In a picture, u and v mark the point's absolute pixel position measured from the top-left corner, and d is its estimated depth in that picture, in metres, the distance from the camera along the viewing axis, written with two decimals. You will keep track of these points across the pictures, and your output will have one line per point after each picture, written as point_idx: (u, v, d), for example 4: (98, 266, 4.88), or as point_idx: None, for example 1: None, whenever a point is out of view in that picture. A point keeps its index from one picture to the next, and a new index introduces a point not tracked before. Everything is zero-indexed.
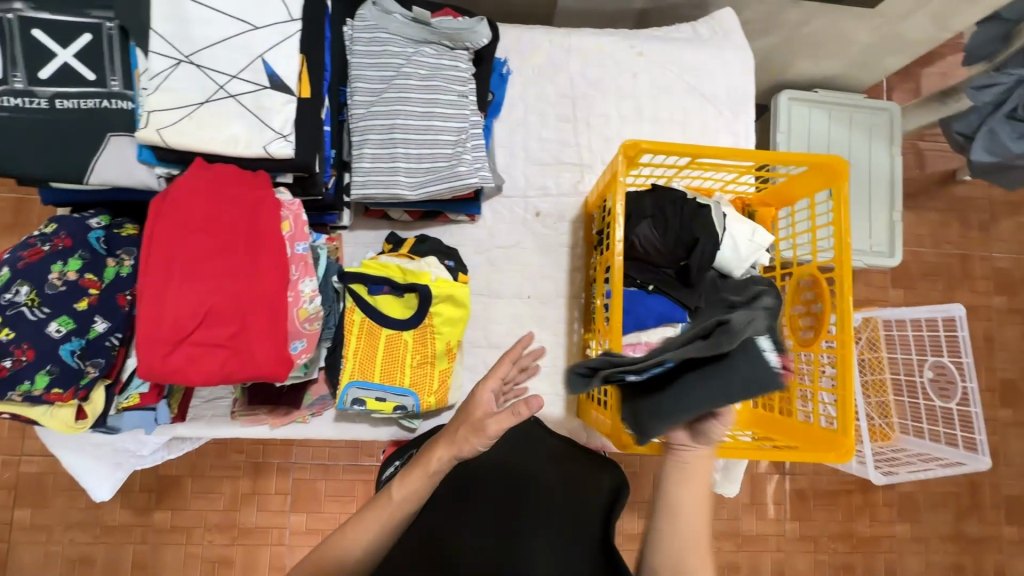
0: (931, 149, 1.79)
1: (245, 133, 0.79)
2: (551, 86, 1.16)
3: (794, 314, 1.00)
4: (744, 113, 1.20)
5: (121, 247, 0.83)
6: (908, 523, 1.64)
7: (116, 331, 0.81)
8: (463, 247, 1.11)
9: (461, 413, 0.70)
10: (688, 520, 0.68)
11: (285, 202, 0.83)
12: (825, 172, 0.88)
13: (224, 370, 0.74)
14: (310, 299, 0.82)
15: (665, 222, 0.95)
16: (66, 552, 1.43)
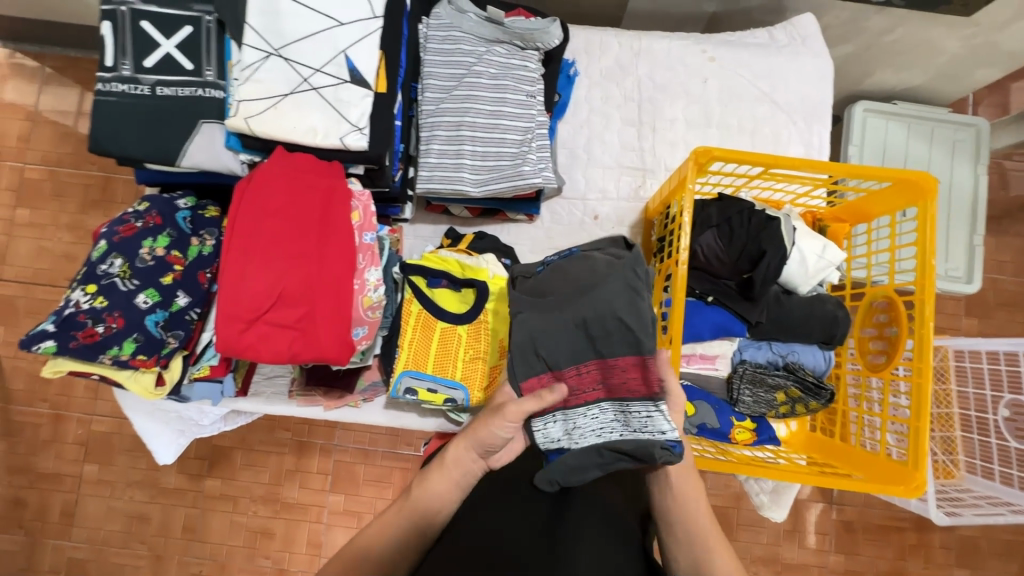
0: (1020, 170, 1.66)
1: (323, 124, 0.82)
2: (617, 89, 1.15)
3: (864, 336, 0.96)
4: (819, 124, 1.15)
5: (204, 227, 0.88)
6: (967, 569, 1.53)
7: (195, 306, 0.85)
8: (519, 246, 1.12)
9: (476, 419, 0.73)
10: (693, 527, 0.68)
11: (355, 192, 0.86)
12: (910, 188, 0.83)
13: (291, 351, 0.77)
14: (375, 288, 0.85)
15: (731, 233, 0.93)
16: (127, 508, 1.53)
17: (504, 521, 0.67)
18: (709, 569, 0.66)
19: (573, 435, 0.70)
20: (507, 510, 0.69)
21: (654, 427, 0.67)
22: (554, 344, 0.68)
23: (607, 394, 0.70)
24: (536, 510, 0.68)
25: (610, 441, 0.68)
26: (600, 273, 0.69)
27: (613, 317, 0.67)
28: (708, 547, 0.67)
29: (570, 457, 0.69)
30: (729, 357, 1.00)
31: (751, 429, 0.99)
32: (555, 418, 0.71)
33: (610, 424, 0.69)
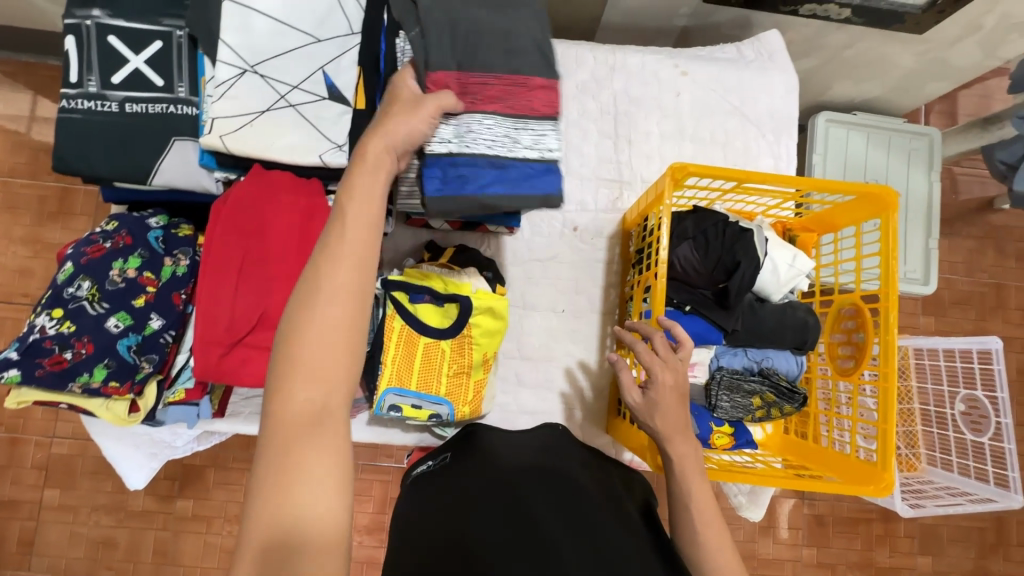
0: (969, 176, 1.76)
1: (303, 141, 0.81)
2: (593, 102, 1.17)
3: (833, 341, 1.00)
4: (786, 136, 1.20)
5: (178, 247, 0.85)
6: (929, 556, 1.60)
7: (170, 328, 0.83)
8: (499, 258, 1.12)
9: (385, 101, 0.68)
10: (709, 534, 0.68)
11: (336, 210, 0.85)
12: (874, 201, 0.88)
13: None
14: None
15: (706, 245, 0.96)
16: (91, 533, 1.47)
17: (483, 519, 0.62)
18: (699, 549, 0.68)
19: (463, 140, 0.73)
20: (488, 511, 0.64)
21: (542, 147, 0.76)
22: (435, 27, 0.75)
23: (507, 112, 0.75)
24: (499, 501, 0.65)
25: (498, 155, 0.74)
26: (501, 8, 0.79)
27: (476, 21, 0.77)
28: (700, 528, 0.69)
29: (460, 167, 0.74)
30: (706, 364, 1.03)
31: (729, 433, 1.02)
32: (449, 122, 0.73)
33: (502, 139, 0.74)
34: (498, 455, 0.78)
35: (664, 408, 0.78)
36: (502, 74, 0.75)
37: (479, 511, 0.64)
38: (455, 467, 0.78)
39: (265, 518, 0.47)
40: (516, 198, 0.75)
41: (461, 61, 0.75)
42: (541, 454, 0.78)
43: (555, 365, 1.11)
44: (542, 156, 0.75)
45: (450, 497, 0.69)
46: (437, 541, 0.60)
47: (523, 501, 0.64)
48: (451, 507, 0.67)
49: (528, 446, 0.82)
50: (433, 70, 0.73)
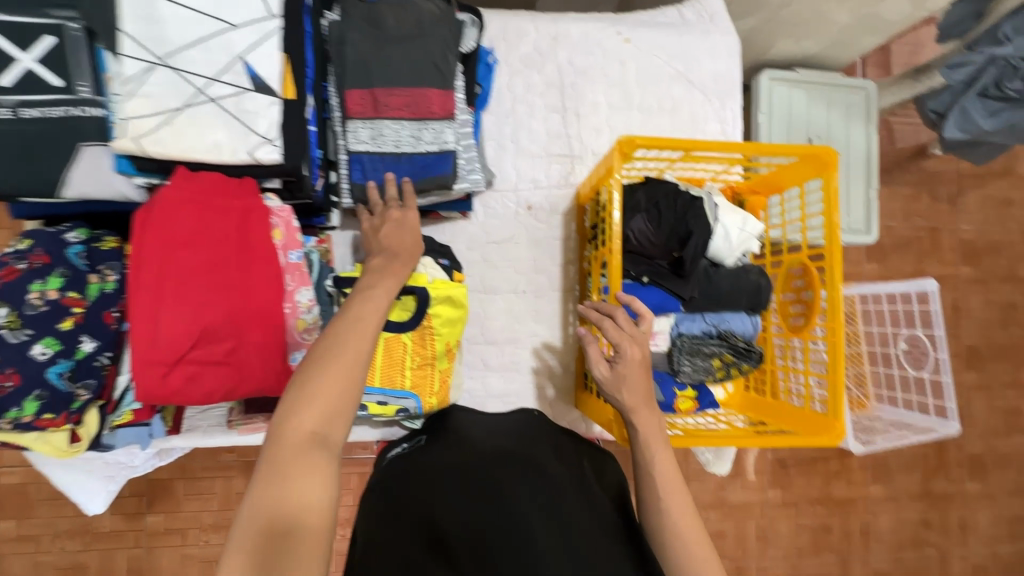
0: (903, 126, 1.83)
1: (229, 138, 0.75)
2: (538, 76, 1.14)
3: (785, 301, 1.03)
4: (731, 99, 1.20)
5: (103, 261, 0.80)
6: (880, 484, 1.73)
7: (105, 350, 0.78)
8: (455, 244, 1.10)
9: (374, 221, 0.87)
10: (676, 508, 0.69)
11: (274, 207, 0.80)
12: (815, 161, 0.89)
13: (225, 387, 0.72)
14: (309, 309, 0.80)
15: (659, 216, 0.96)
16: (58, 560, 1.41)
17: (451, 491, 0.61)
18: (664, 515, 0.69)
19: (377, 140, 0.93)
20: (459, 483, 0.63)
21: (440, 141, 0.93)
22: (357, 43, 0.90)
23: (411, 116, 0.92)
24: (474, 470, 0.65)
25: (404, 151, 0.93)
26: (426, 22, 0.92)
27: (393, 35, 0.91)
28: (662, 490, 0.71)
29: (375, 162, 0.93)
30: (667, 332, 1.03)
31: (693, 397, 1.05)
32: (365, 125, 0.92)
33: (407, 139, 0.93)
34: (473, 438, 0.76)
35: (631, 384, 0.79)
36: (404, 84, 0.91)
37: (464, 513, 0.59)
38: (432, 448, 0.76)
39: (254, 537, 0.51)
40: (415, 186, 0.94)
41: (371, 78, 0.90)
42: (511, 435, 0.76)
43: (520, 345, 1.11)
44: (440, 147, 0.93)
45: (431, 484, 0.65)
46: (409, 512, 0.60)
47: (501, 484, 0.61)
48: (421, 480, 0.66)
49: (506, 428, 0.81)
50: (350, 89, 0.91)
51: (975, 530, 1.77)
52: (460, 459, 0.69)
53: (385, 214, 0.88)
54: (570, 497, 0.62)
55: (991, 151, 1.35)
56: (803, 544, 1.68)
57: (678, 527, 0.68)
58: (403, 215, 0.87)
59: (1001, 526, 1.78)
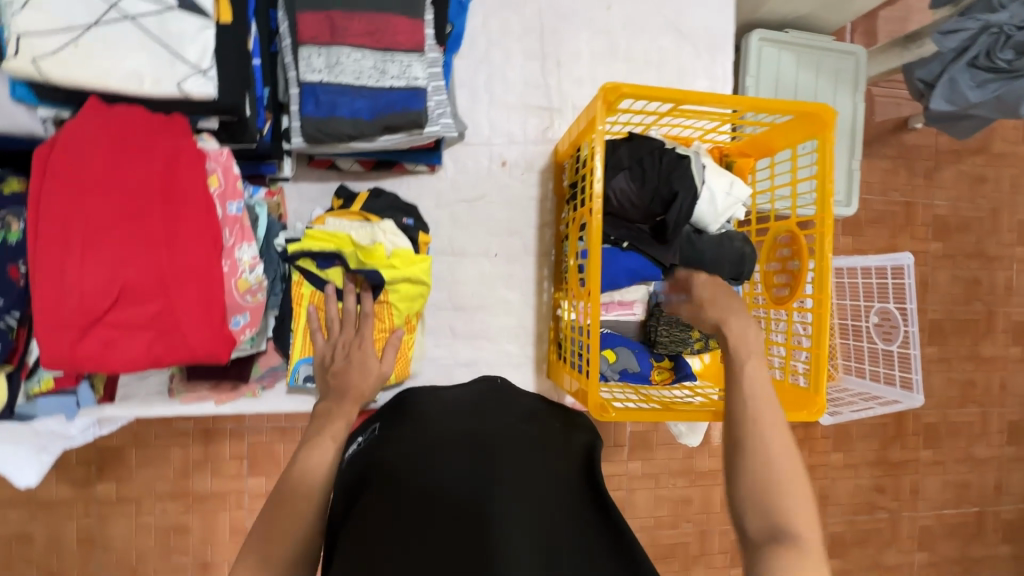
0: (887, 97, 1.79)
1: (152, 66, 0.65)
2: (516, 17, 1.03)
3: (769, 270, 0.98)
4: (723, 54, 1.11)
5: (4, 206, 0.68)
6: (841, 452, 1.77)
7: (12, 310, 0.67)
8: (421, 201, 1.01)
9: (341, 365, 0.81)
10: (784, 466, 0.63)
11: (211, 151, 0.70)
12: (812, 120, 0.83)
13: (152, 353, 0.63)
14: (252, 268, 0.71)
15: (643, 175, 0.89)
16: (2, 529, 1.33)
17: (429, 454, 0.61)
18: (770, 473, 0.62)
19: (333, 70, 0.80)
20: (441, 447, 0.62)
21: (408, 76, 0.82)
22: None
23: (374, 45, 0.81)
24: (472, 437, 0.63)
25: (366, 85, 0.81)
26: None
27: None
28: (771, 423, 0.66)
29: (331, 94, 0.81)
30: (644, 301, 1.01)
31: (669, 368, 1.03)
32: (319, 53, 0.80)
33: (369, 71, 0.81)
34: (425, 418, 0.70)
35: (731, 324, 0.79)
36: (367, 10, 0.80)
37: (430, 518, 0.54)
38: (386, 433, 0.69)
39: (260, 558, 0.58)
40: (379, 123, 0.82)
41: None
42: (476, 409, 0.74)
43: (490, 311, 1.04)
44: (408, 82, 0.82)
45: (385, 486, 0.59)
46: (393, 479, 0.59)
47: (491, 455, 0.61)
48: (408, 442, 0.65)
49: (463, 405, 0.75)
50: (303, 11, 0.79)
51: (926, 495, 1.83)
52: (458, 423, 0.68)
53: (350, 351, 0.83)
54: (543, 482, 0.60)
55: (974, 126, 1.29)
56: None
57: (781, 465, 0.63)
58: (362, 347, 0.83)
59: (949, 491, 1.85)
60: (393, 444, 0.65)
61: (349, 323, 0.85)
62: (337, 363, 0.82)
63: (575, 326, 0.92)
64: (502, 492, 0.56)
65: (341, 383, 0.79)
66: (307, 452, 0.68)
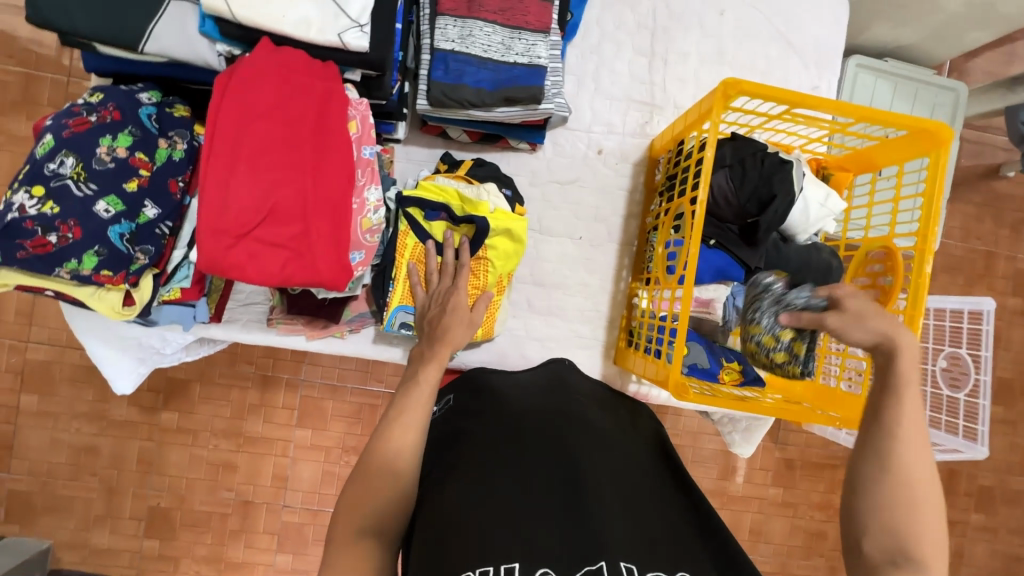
0: (977, 141, 1.73)
1: (319, 16, 0.72)
2: (630, 13, 1.07)
3: (855, 286, 0.97)
4: (830, 71, 1.12)
5: (173, 128, 0.77)
6: None
7: (167, 219, 0.76)
8: (517, 177, 1.06)
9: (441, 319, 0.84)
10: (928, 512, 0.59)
11: (353, 99, 0.76)
12: (925, 138, 0.83)
13: (284, 272, 0.69)
14: (375, 209, 0.78)
15: (743, 174, 0.91)
16: (72, 441, 1.41)
17: (523, 451, 0.71)
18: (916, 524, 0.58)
19: (465, 41, 0.86)
20: (529, 444, 0.71)
21: (531, 55, 0.88)
22: None
23: (504, 22, 0.87)
24: (558, 439, 0.72)
25: (491, 58, 0.87)
26: None
27: None
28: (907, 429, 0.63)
29: (460, 62, 0.86)
30: (723, 302, 0.98)
31: (739, 370, 1.00)
32: (455, 24, 0.86)
33: (497, 46, 0.87)
34: (509, 404, 0.80)
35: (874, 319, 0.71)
36: None
37: (529, 493, 0.65)
38: (472, 409, 0.80)
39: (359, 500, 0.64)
40: (500, 94, 0.86)
41: None
42: (550, 396, 0.83)
43: (567, 292, 1.08)
44: (531, 60, 0.88)
45: (478, 456, 0.71)
46: (490, 459, 0.69)
47: (575, 459, 0.70)
48: (499, 429, 0.74)
49: (535, 391, 0.85)
50: None
51: (970, 560, 1.74)
52: (539, 416, 0.77)
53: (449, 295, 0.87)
54: (623, 470, 0.71)
55: None
56: (794, 545, 1.62)
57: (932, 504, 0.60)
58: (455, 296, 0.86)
59: (995, 559, 1.75)
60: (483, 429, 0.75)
61: (448, 277, 0.90)
62: (433, 312, 0.86)
63: (656, 315, 0.94)
64: (592, 480, 0.67)
65: (434, 337, 0.81)
66: (404, 397, 0.72)
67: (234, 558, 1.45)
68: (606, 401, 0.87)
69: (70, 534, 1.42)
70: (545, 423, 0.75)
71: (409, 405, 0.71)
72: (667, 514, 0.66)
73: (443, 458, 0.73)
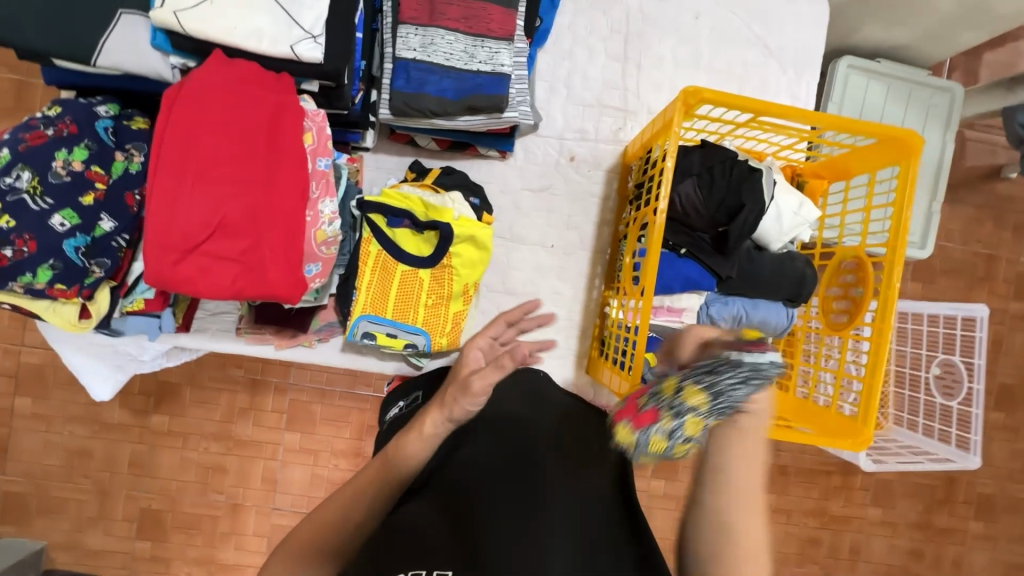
0: (982, 142, 1.61)
1: (271, 28, 0.72)
2: (602, 18, 1.06)
3: (829, 295, 0.97)
4: (809, 75, 1.09)
5: (130, 141, 0.77)
6: (880, 509, 1.53)
7: (123, 232, 0.76)
8: (488, 185, 1.05)
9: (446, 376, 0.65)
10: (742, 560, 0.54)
11: (309, 110, 0.76)
12: (896, 145, 0.81)
13: (235, 287, 0.69)
14: (330, 222, 0.77)
15: (711, 183, 0.89)
16: (65, 444, 1.41)
17: (485, 478, 0.64)
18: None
19: (427, 49, 0.85)
20: (492, 470, 0.64)
21: (495, 62, 0.87)
22: None
23: (467, 30, 0.86)
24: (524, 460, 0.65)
25: (455, 67, 0.86)
26: None
27: None
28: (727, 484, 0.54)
29: (422, 71, 0.86)
30: (696, 311, 0.97)
31: None
32: (417, 32, 0.86)
33: (460, 54, 0.86)
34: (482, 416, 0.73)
35: (761, 387, 0.54)
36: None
37: (484, 522, 0.59)
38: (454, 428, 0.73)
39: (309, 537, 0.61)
40: (463, 103, 0.86)
41: None
42: (527, 403, 0.76)
43: (540, 301, 1.07)
44: (494, 68, 0.87)
45: (448, 478, 0.65)
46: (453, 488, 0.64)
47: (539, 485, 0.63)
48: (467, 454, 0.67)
49: (514, 400, 0.77)
50: None
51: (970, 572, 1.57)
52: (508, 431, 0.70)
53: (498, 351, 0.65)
54: (591, 499, 0.63)
55: None
56: (788, 552, 1.52)
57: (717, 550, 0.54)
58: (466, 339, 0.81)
59: None
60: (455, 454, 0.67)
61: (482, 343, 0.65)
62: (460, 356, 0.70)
63: (622, 325, 0.93)
64: (557, 507, 0.60)
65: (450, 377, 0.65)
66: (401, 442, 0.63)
67: (225, 560, 1.45)
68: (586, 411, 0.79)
69: (64, 536, 1.43)
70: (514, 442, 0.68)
71: (413, 440, 0.63)
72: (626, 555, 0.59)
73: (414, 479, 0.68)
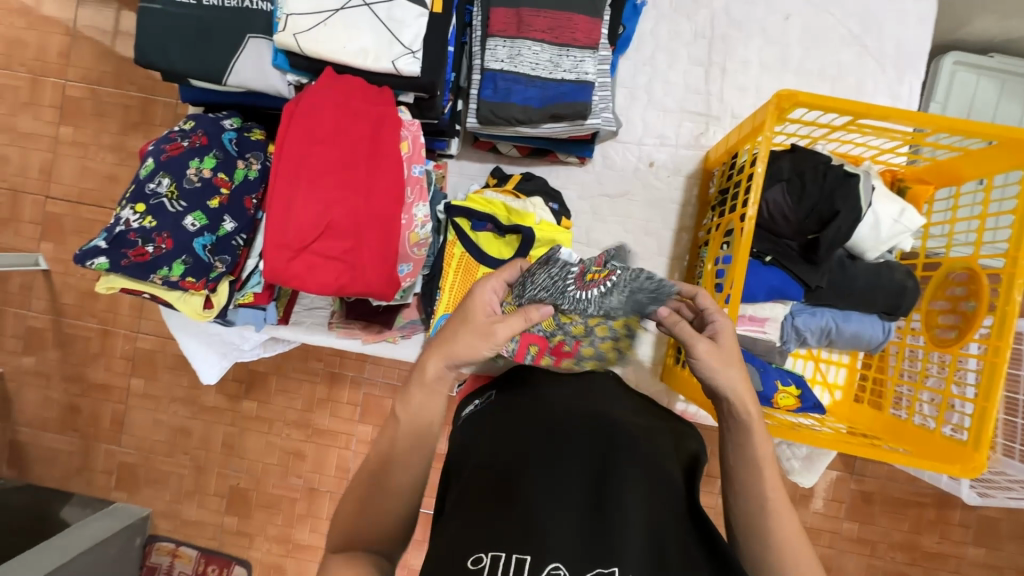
0: None
1: (375, 46, 0.77)
2: (686, 23, 1.05)
3: (933, 309, 0.90)
4: (913, 74, 1.03)
5: (250, 150, 0.86)
6: (983, 548, 1.38)
7: (242, 232, 0.84)
8: (566, 191, 1.07)
9: (456, 318, 0.66)
10: (782, 541, 0.58)
11: (406, 121, 0.81)
12: (1017, 149, 0.75)
13: (338, 283, 0.75)
14: (422, 224, 0.82)
15: (802, 189, 0.86)
16: (170, 422, 1.58)
17: (547, 455, 0.62)
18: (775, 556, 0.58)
19: (514, 60, 0.89)
20: (551, 443, 0.64)
21: (579, 71, 0.89)
22: None
23: (553, 40, 0.88)
24: (586, 441, 0.64)
25: (539, 76, 0.89)
26: None
27: None
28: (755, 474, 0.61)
29: (508, 81, 0.89)
30: (779, 321, 0.94)
31: (796, 395, 0.94)
32: (505, 43, 0.89)
33: (545, 63, 0.89)
34: (540, 403, 0.73)
35: (722, 367, 0.65)
36: (554, 8, 0.88)
37: (547, 506, 0.56)
38: (510, 408, 0.74)
39: (344, 528, 0.61)
40: (547, 111, 0.88)
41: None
42: (586, 398, 0.75)
43: None
44: (578, 76, 0.89)
45: (500, 459, 0.64)
46: (505, 464, 0.63)
47: (605, 467, 0.61)
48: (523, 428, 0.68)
49: (573, 392, 0.78)
50: (495, 6, 0.89)
51: None
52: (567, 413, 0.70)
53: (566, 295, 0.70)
54: (657, 479, 0.61)
55: None
56: None
57: (767, 537, 0.59)
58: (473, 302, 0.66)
59: None
60: (512, 432, 0.68)
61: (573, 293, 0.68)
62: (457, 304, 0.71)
63: None
64: (628, 503, 0.56)
65: (459, 314, 0.67)
66: (406, 401, 0.64)
67: (301, 541, 1.55)
68: (645, 411, 0.77)
69: (165, 504, 1.59)
70: (572, 422, 0.67)
71: (421, 394, 0.64)
72: (694, 547, 0.56)
73: (470, 459, 0.68)
